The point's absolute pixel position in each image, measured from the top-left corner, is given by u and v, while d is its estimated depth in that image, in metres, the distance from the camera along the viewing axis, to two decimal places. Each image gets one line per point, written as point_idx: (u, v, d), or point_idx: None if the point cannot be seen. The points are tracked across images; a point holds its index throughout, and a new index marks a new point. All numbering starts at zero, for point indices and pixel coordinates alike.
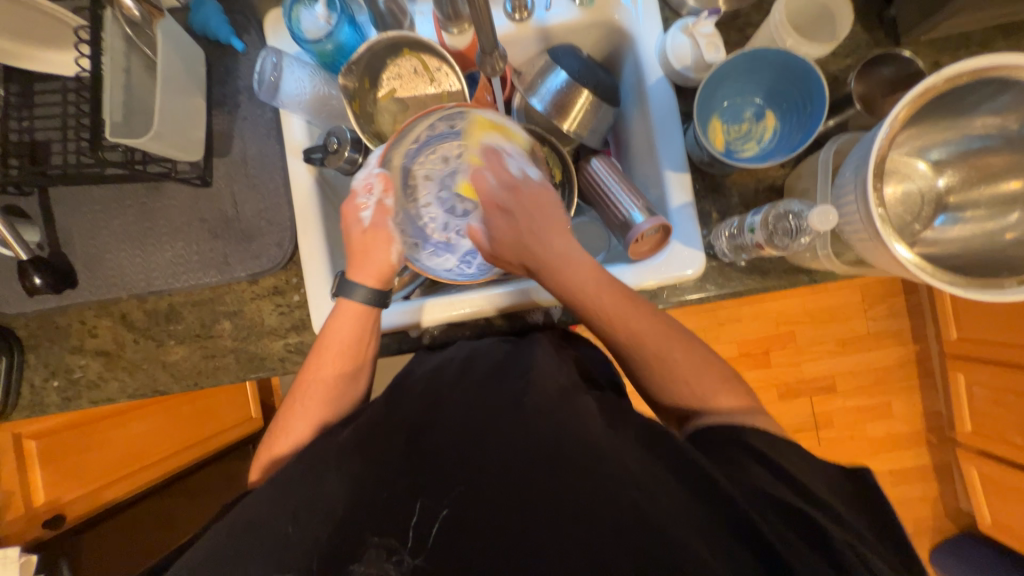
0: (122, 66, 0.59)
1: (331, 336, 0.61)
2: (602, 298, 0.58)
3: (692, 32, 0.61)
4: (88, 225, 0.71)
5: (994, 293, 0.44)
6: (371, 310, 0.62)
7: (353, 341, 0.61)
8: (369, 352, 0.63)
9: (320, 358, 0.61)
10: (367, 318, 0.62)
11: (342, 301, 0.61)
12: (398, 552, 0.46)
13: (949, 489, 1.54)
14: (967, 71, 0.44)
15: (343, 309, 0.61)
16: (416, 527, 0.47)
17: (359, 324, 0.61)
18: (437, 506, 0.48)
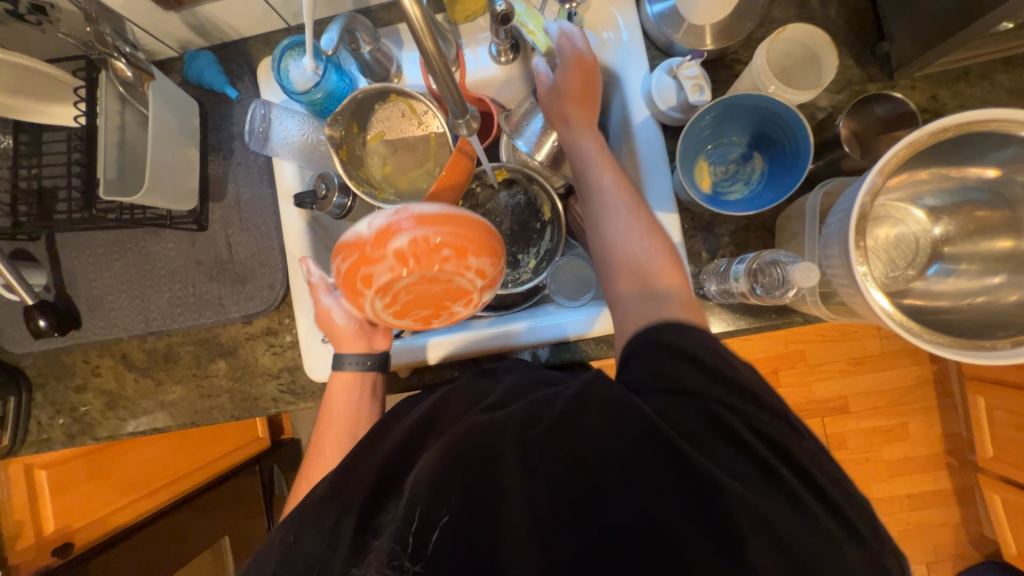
0: (116, 123, 0.61)
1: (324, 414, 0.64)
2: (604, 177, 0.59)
3: (676, 74, 0.60)
4: (91, 268, 0.73)
5: (985, 354, 0.43)
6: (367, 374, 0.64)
7: (345, 415, 0.63)
8: (368, 411, 0.64)
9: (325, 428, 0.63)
10: (364, 388, 0.65)
11: (335, 373, 0.65)
12: (398, 557, 0.41)
13: (971, 516, 1.48)
14: (953, 125, 0.42)
15: (339, 381, 0.64)
16: (413, 536, 0.41)
17: (356, 391, 0.64)
18: (437, 512, 0.42)
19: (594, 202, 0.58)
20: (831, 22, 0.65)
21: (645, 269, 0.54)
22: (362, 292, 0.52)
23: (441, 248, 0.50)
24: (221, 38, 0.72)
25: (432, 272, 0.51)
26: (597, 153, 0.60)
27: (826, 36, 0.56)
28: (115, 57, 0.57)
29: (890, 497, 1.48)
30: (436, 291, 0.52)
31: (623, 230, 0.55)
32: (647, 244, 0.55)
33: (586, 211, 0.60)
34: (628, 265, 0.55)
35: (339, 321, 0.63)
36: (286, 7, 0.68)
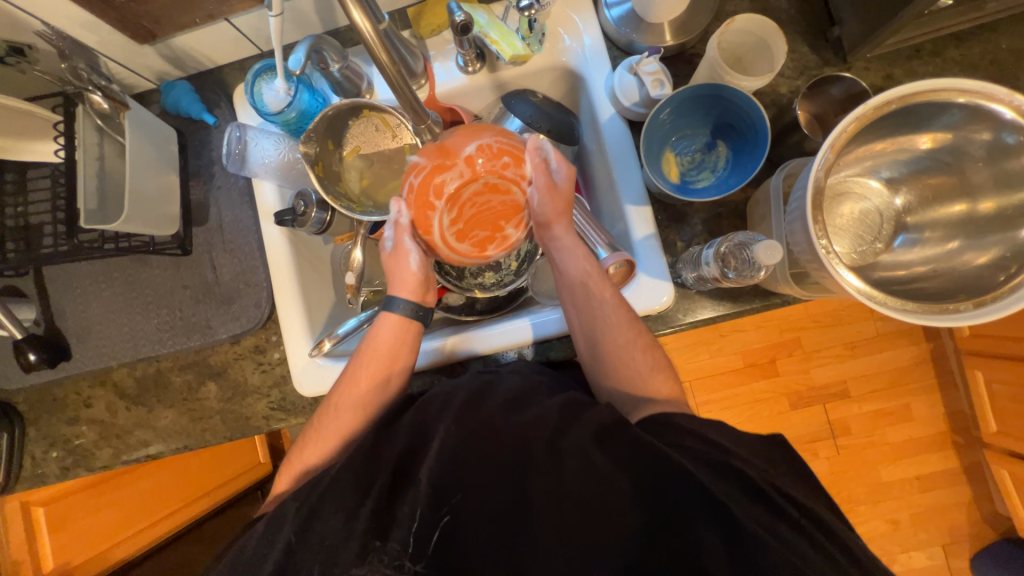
0: (95, 155, 0.63)
1: (363, 357, 0.62)
2: (621, 327, 0.60)
3: (636, 71, 0.62)
4: (79, 299, 0.74)
5: (950, 317, 0.44)
6: (414, 324, 0.63)
7: (388, 358, 0.61)
8: (403, 365, 0.62)
9: (355, 378, 0.61)
10: (408, 337, 0.63)
11: (383, 312, 0.63)
12: (399, 557, 0.45)
13: (983, 493, 1.46)
14: (895, 98, 0.44)
15: (385, 321, 0.63)
16: (416, 534, 0.46)
17: (400, 338, 0.63)
18: (438, 512, 0.47)
19: (596, 319, 0.60)
20: (783, 12, 0.67)
21: (631, 349, 0.60)
22: (434, 207, 0.59)
23: (497, 157, 0.57)
24: (197, 68, 0.74)
25: (490, 182, 0.58)
26: (600, 277, 0.61)
27: (772, 23, 0.58)
28: (91, 90, 0.59)
29: (899, 481, 1.47)
30: (493, 205, 0.60)
31: (625, 347, 0.59)
32: (637, 352, 0.60)
33: (575, 299, 0.62)
34: (616, 344, 0.60)
35: (396, 263, 0.63)
36: (257, 34, 0.70)
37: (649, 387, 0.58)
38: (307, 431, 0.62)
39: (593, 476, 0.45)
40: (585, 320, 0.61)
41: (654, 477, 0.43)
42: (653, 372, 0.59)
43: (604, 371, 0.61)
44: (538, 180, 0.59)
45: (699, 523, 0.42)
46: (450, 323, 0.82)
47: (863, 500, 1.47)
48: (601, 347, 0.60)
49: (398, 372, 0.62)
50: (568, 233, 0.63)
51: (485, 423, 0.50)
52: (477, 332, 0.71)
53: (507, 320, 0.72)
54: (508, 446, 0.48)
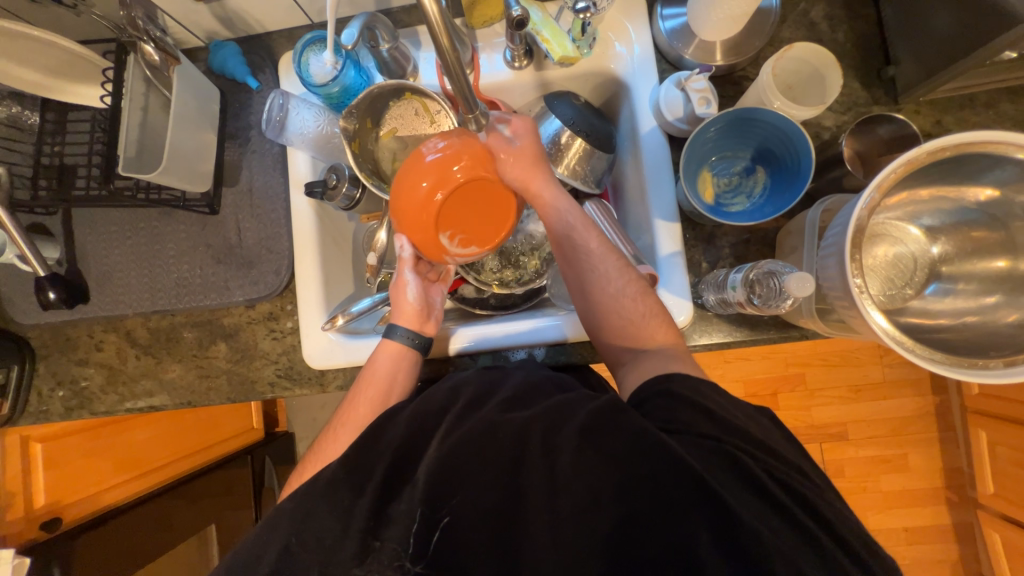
0: (140, 104, 0.63)
1: (365, 378, 0.63)
2: (607, 274, 0.61)
3: (685, 87, 0.62)
4: (103, 244, 0.75)
5: (979, 372, 0.43)
6: (410, 352, 0.64)
7: (384, 385, 0.61)
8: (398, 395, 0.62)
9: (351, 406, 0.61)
10: (404, 363, 0.64)
11: (384, 341, 0.65)
12: (400, 558, 0.45)
13: (971, 554, 1.44)
14: (950, 146, 0.43)
15: (385, 347, 0.65)
16: (415, 539, 0.45)
17: (396, 365, 0.63)
18: (437, 513, 0.46)
19: (586, 269, 0.62)
20: (839, 45, 0.66)
21: (617, 297, 0.60)
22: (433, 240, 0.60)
23: (462, 160, 0.56)
24: (247, 31, 0.75)
25: (467, 186, 0.57)
26: (585, 227, 0.63)
27: (832, 56, 0.57)
28: (144, 41, 0.58)
29: (887, 530, 1.45)
30: (482, 207, 0.59)
31: (615, 294, 0.60)
32: (627, 300, 0.60)
33: (563, 252, 0.64)
34: (602, 293, 0.61)
35: (397, 296, 0.67)
36: (311, 5, 0.70)
37: (643, 331, 0.59)
38: (309, 462, 0.60)
39: (594, 484, 0.44)
40: (576, 272, 0.63)
41: (658, 495, 0.43)
42: (648, 317, 0.59)
43: (597, 321, 0.62)
44: (513, 141, 0.59)
45: (699, 545, 0.41)
46: (462, 314, 0.83)
47: None
48: (591, 295, 0.62)
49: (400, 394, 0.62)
50: (549, 188, 0.61)
51: (494, 415, 0.51)
52: (482, 327, 0.71)
53: (511, 319, 0.72)
54: (515, 439, 0.48)
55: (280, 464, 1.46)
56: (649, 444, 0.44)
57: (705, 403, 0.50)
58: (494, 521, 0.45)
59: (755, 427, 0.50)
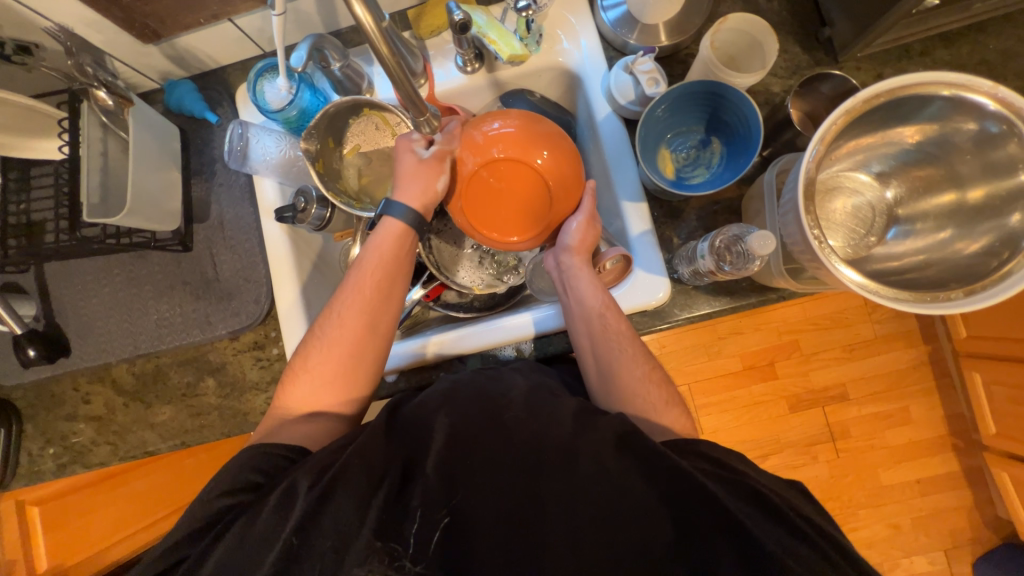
0: (99, 150, 0.64)
1: (370, 263, 0.60)
2: (634, 361, 0.58)
3: (632, 70, 0.64)
4: (80, 295, 0.75)
5: (941, 304, 0.44)
6: (414, 233, 0.62)
7: (388, 266, 0.60)
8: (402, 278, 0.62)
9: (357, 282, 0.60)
10: (406, 246, 0.62)
11: (386, 220, 0.61)
12: (398, 557, 0.43)
13: (984, 496, 1.45)
14: (883, 92, 0.45)
15: (387, 227, 0.61)
16: (415, 535, 0.45)
17: (399, 248, 0.61)
18: (437, 513, 0.46)
19: (610, 348, 0.59)
20: (775, 14, 0.68)
21: (645, 388, 0.57)
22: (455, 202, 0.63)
23: (516, 145, 0.60)
24: (200, 68, 0.76)
25: (504, 167, 0.60)
26: (616, 309, 0.60)
27: (765, 22, 0.59)
28: (96, 86, 0.60)
29: (900, 484, 1.46)
30: (509, 200, 0.62)
31: (640, 381, 0.57)
32: (652, 387, 0.58)
33: (588, 329, 0.60)
34: (629, 380, 0.57)
35: (406, 172, 0.61)
36: (260, 34, 0.71)
37: (663, 420, 0.55)
38: (311, 341, 0.60)
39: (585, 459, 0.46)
40: (599, 348, 0.59)
41: None
42: (670, 407, 0.57)
43: (615, 404, 0.58)
44: (581, 213, 0.63)
45: None
46: (448, 320, 0.83)
47: (863, 504, 1.46)
48: (613, 377, 0.58)
49: (407, 279, 0.62)
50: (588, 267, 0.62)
51: None
52: (443, 336, 0.72)
53: (470, 325, 0.72)
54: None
55: None
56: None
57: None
58: (495, 512, 0.46)
59: None
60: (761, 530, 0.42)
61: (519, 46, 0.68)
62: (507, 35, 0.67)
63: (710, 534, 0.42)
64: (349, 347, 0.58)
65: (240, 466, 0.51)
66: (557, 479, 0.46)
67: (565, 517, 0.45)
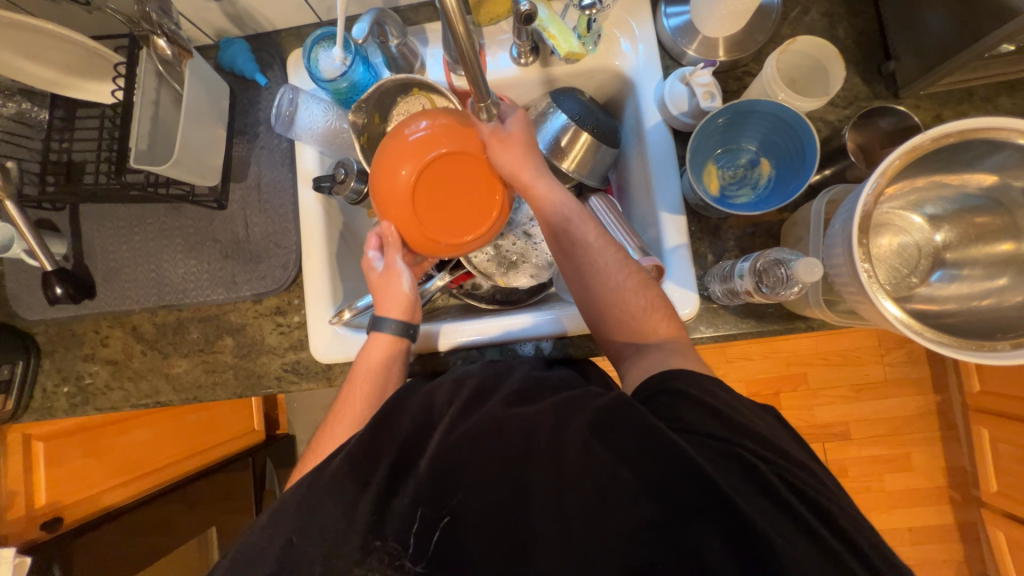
0: (151, 99, 0.64)
1: (360, 376, 0.61)
2: (606, 270, 0.60)
3: (689, 81, 0.63)
4: (111, 240, 0.75)
5: (987, 354, 0.44)
6: (404, 339, 0.64)
7: (382, 373, 0.61)
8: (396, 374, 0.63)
9: (351, 389, 0.60)
10: (399, 350, 0.63)
11: (375, 333, 0.63)
12: (399, 557, 0.46)
13: (975, 553, 1.44)
14: (954, 132, 0.44)
15: (377, 341, 0.63)
16: (415, 537, 0.46)
17: (392, 353, 0.63)
18: (438, 512, 0.46)
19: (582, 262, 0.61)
20: (839, 42, 0.67)
21: (617, 295, 0.59)
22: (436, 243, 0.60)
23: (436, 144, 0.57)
24: (256, 29, 0.76)
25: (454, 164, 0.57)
26: (584, 220, 0.62)
27: (833, 48, 0.59)
28: (158, 34, 0.59)
29: (891, 530, 1.45)
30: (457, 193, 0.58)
31: (615, 289, 0.59)
32: (630, 291, 0.59)
33: (559, 246, 0.63)
34: (601, 291, 0.60)
35: (382, 285, 0.65)
36: (319, 2, 0.71)
37: (647, 325, 0.58)
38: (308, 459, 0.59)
39: (596, 467, 0.45)
40: (575, 265, 0.62)
41: (664, 475, 0.43)
42: (650, 311, 0.59)
43: (601, 317, 0.61)
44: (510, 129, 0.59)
45: (713, 527, 0.41)
46: (468, 309, 0.83)
47: None
48: (591, 290, 0.61)
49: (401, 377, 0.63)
50: (541, 180, 0.60)
51: (505, 407, 0.50)
52: (466, 325, 0.71)
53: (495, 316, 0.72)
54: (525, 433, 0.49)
55: (282, 467, 1.45)
56: (654, 432, 0.44)
57: (712, 400, 0.49)
58: (503, 510, 0.46)
59: (763, 422, 0.50)
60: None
61: (578, 46, 0.68)
62: (566, 31, 0.66)
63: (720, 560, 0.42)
64: None
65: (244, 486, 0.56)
66: None
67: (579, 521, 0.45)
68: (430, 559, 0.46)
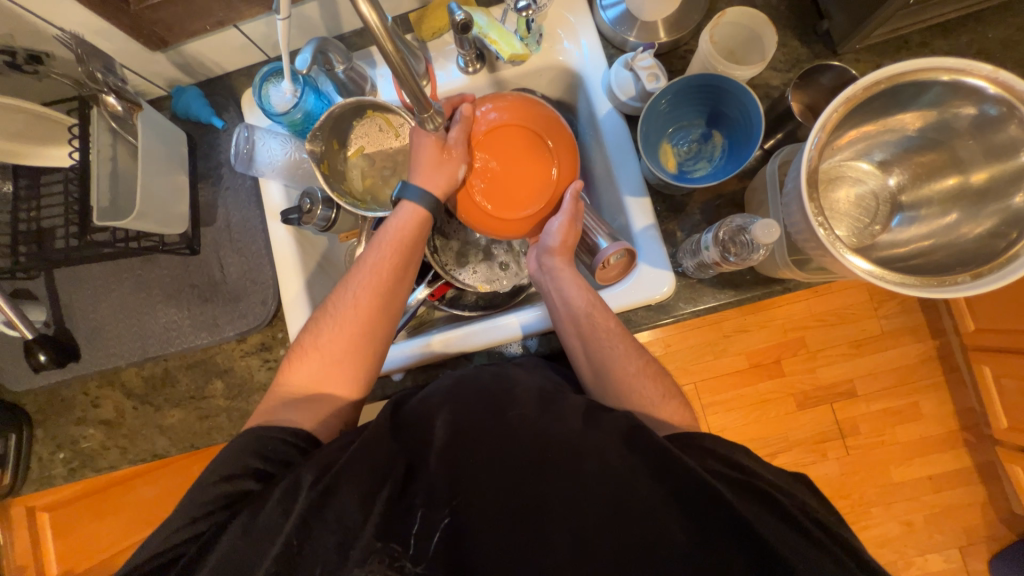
0: (108, 155, 0.65)
1: (385, 245, 0.60)
2: (624, 359, 0.58)
3: (632, 66, 0.64)
4: (90, 300, 0.76)
5: (950, 288, 0.45)
6: (429, 218, 0.62)
7: (406, 250, 0.60)
8: (417, 262, 0.62)
9: (377, 251, 0.60)
10: (420, 227, 0.61)
11: (404, 201, 0.61)
12: (399, 558, 0.44)
13: (998, 493, 1.43)
14: (883, 79, 0.45)
15: (405, 210, 0.61)
16: (415, 535, 0.45)
17: (413, 230, 0.61)
18: (438, 512, 0.46)
19: (599, 348, 0.59)
20: (773, 8, 0.69)
21: (637, 385, 0.57)
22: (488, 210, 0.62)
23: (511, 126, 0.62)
24: (206, 74, 0.77)
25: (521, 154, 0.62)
26: (602, 307, 0.61)
27: (763, 15, 0.60)
28: (105, 92, 0.61)
29: (911, 481, 1.44)
30: (523, 183, 0.62)
31: (631, 379, 0.58)
32: (646, 379, 0.58)
33: (575, 328, 0.61)
34: (616, 377, 0.58)
35: (422, 153, 0.60)
36: (264, 40, 0.72)
37: (661, 412, 0.56)
38: (321, 320, 0.59)
39: None
40: (588, 347, 0.60)
41: None
42: (667, 398, 0.57)
43: (611, 400, 0.58)
44: (563, 213, 0.62)
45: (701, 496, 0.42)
46: (453, 319, 0.84)
47: (875, 502, 1.45)
48: (605, 374, 0.59)
49: (418, 263, 0.63)
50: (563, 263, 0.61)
51: None
52: (434, 341, 0.72)
53: (462, 333, 0.72)
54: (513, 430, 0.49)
55: None
56: None
57: None
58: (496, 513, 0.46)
59: None
60: (773, 522, 0.42)
61: (520, 49, 0.69)
62: (507, 36, 0.68)
63: (717, 527, 0.42)
64: (356, 346, 0.58)
65: (236, 452, 0.50)
66: (563, 478, 0.46)
67: (573, 511, 0.45)
68: (432, 560, 0.44)
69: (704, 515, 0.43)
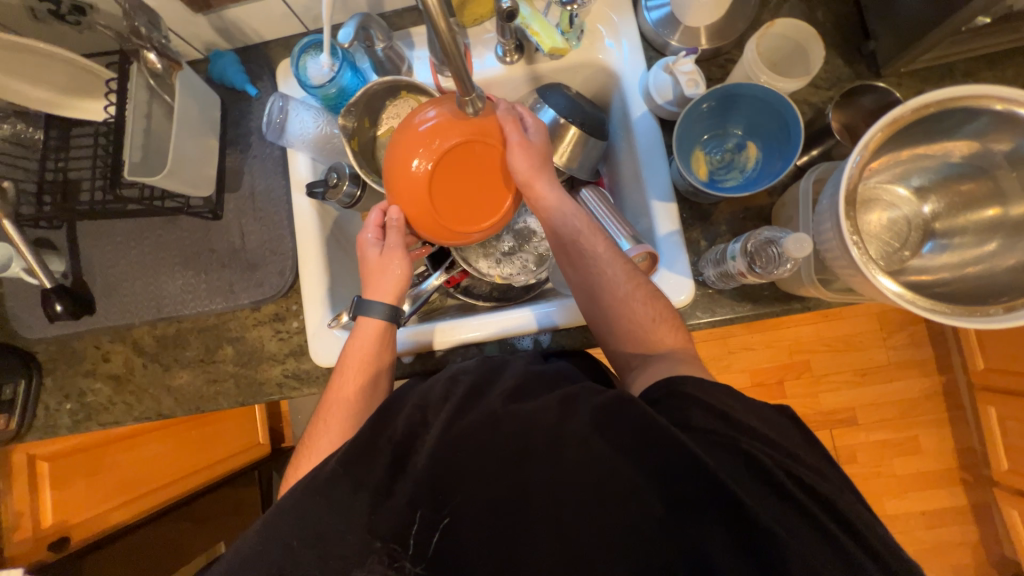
0: (143, 112, 0.65)
1: (350, 361, 0.61)
2: (614, 278, 0.60)
3: (673, 70, 0.63)
4: (109, 256, 0.76)
5: (982, 318, 0.44)
6: (389, 327, 0.63)
7: (371, 361, 0.61)
8: (386, 365, 0.62)
9: (343, 376, 0.60)
10: (384, 336, 0.63)
11: (361, 320, 0.63)
12: (399, 558, 0.45)
13: (991, 534, 1.42)
14: (933, 101, 0.45)
15: (364, 329, 0.63)
16: (415, 535, 0.45)
17: (379, 336, 0.62)
18: (438, 514, 0.45)
19: (592, 271, 0.62)
20: (819, 25, 0.68)
21: (627, 311, 0.60)
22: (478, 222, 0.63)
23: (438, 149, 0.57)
24: (244, 42, 0.77)
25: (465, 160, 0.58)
26: (591, 233, 0.63)
27: (811, 29, 0.60)
28: (148, 48, 0.61)
29: (904, 514, 1.44)
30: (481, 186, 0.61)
31: (624, 301, 0.59)
32: (638, 303, 0.59)
33: (568, 258, 0.64)
34: (606, 302, 0.60)
35: (376, 267, 0.64)
36: (306, 12, 0.72)
37: (654, 336, 0.59)
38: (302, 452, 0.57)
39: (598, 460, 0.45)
40: (580, 274, 0.63)
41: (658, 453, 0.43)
42: (657, 322, 0.59)
43: (609, 329, 0.61)
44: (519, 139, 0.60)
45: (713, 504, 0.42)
46: (466, 308, 0.84)
47: None
48: (598, 299, 0.61)
49: (385, 377, 0.62)
50: (551, 190, 0.62)
51: (501, 404, 0.49)
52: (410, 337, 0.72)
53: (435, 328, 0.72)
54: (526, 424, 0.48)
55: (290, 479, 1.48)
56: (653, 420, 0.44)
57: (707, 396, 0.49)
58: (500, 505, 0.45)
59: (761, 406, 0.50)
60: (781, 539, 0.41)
61: (562, 42, 0.68)
62: (548, 28, 0.67)
63: (723, 536, 0.41)
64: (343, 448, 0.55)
65: None
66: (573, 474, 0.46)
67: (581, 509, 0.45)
68: (430, 560, 0.45)
69: (715, 525, 0.42)
